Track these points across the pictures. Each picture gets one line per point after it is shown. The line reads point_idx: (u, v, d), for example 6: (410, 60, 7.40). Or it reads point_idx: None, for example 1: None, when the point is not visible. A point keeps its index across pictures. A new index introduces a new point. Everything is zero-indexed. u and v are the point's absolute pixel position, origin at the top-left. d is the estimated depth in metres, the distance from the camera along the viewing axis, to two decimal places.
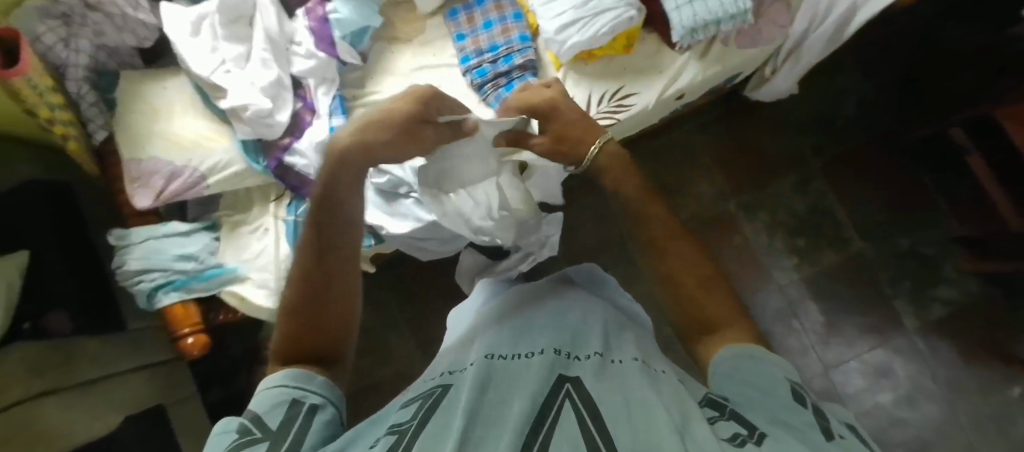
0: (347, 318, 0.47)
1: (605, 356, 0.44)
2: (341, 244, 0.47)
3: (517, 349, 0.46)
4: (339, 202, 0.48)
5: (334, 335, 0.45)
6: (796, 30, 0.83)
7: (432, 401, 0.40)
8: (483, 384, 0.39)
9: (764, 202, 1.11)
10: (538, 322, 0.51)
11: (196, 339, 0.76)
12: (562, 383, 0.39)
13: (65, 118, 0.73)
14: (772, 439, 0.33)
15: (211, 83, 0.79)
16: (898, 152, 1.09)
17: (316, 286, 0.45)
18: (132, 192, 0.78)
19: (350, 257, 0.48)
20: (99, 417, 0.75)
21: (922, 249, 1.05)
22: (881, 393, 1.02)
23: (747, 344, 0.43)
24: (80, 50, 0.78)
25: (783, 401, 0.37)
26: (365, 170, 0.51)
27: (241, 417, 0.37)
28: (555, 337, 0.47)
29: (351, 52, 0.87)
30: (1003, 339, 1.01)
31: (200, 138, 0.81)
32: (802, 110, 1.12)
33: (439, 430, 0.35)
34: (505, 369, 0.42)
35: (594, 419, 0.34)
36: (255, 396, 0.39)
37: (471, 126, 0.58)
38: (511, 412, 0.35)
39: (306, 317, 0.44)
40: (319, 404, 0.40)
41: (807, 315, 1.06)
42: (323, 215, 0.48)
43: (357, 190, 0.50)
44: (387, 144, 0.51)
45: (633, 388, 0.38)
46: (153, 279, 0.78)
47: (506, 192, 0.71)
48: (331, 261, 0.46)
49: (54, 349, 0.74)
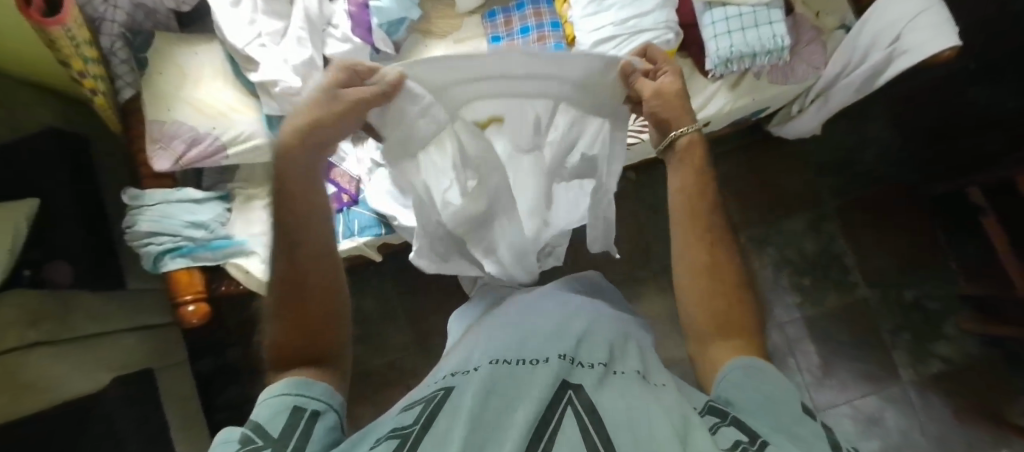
0: (334, 319, 0.47)
1: (608, 366, 0.44)
2: (310, 246, 0.46)
3: (519, 354, 0.45)
4: (288, 201, 0.46)
5: (323, 335, 0.45)
6: (829, 73, 0.83)
7: (436, 403, 0.40)
8: (486, 387, 0.39)
9: (774, 238, 1.11)
10: (539, 328, 0.50)
11: (197, 308, 0.76)
12: (564, 389, 0.39)
13: (95, 72, 0.74)
14: (774, 446, 0.33)
15: (245, 55, 0.80)
16: (912, 204, 1.10)
17: (289, 296, 0.45)
18: (152, 153, 0.77)
19: (328, 262, 0.47)
20: (90, 375, 0.75)
21: (927, 303, 1.06)
22: (870, 441, 1.02)
23: (750, 356, 0.43)
24: (118, 6, 0.78)
25: (788, 409, 0.38)
26: (313, 162, 0.47)
27: (242, 428, 0.37)
28: (559, 343, 0.46)
29: (386, 41, 0.88)
30: (997, 402, 1.01)
31: (226, 107, 0.81)
32: (822, 151, 1.12)
33: (442, 434, 0.35)
34: (509, 374, 0.42)
35: (597, 430, 0.34)
36: (256, 406, 0.39)
37: (395, 82, 0.44)
38: (515, 419, 0.35)
39: (291, 318, 0.45)
40: (320, 410, 0.40)
41: (804, 355, 1.06)
42: (282, 222, 0.46)
43: (311, 186, 0.47)
44: (315, 123, 0.45)
45: (638, 396, 0.38)
46: (162, 243, 0.77)
47: (466, 144, 0.52)
48: (301, 266, 0.46)
49: (54, 298, 0.74)
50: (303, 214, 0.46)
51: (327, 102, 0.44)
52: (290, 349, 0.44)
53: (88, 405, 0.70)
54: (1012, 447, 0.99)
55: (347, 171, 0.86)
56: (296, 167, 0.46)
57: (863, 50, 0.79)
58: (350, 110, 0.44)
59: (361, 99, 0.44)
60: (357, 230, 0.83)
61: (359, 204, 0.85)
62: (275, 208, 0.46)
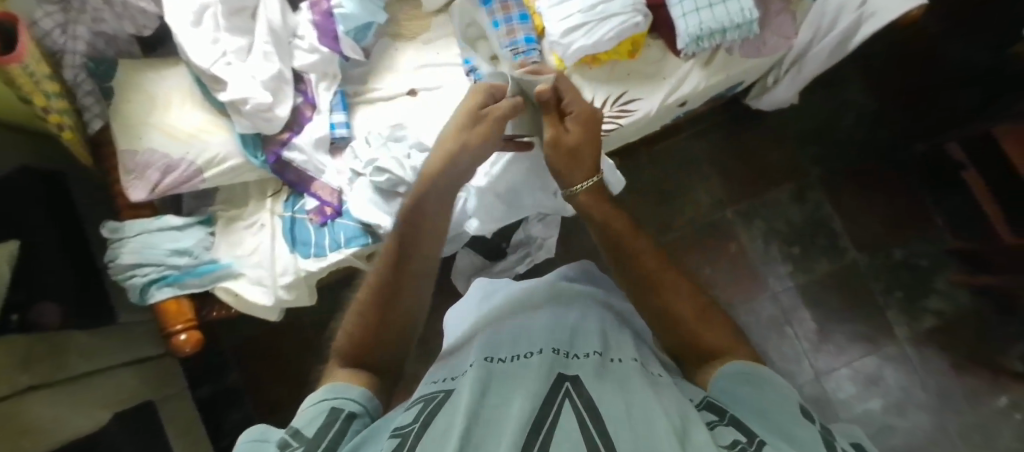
0: (410, 321, 0.49)
1: (605, 355, 0.44)
2: (421, 254, 0.51)
3: (514, 349, 0.45)
4: (423, 213, 0.53)
5: (395, 335, 0.47)
6: (800, 40, 0.83)
7: (433, 404, 0.39)
8: (483, 386, 0.39)
9: (761, 210, 1.12)
10: (536, 320, 0.50)
11: (189, 336, 0.75)
12: (562, 383, 0.39)
13: (60, 107, 0.72)
14: (771, 447, 0.33)
15: (211, 75, 0.77)
16: (894, 163, 1.10)
17: (384, 294, 0.48)
18: (127, 184, 0.76)
19: (425, 277, 0.51)
20: (87, 414, 0.74)
21: (915, 260, 1.07)
22: (871, 400, 1.03)
23: (749, 362, 0.43)
24: (78, 36, 0.77)
25: (786, 415, 0.37)
26: (454, 178, 0.56)
27: (281, 432, 0.38)
28: (553, 336, 0.46)
29: (354, 48, 0.87)
30: (992, 351, 1.02)
31: (197, 130, 0.79)
32: (801, 119, 1.13)
33: (440, 431, 0.35)
34: (506, 372, 0.41)
35: (594, 421, 0.34)
36: (298, 411, 0.40)
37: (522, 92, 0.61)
38: (511, 414, 0.35)
39: (372, 316, 0.47)
40: (357, 412, 0.40)
41: (799, 323, 1.07)
42: (410, 231, 0.51)
43: (444, 207, 0.54)
44: (467, 134, 0.57)
45: (635, 388, 0.38)
46: (146, 273, 0.76)
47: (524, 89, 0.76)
48: (407, 270, 0.49)
49: (41, 340, 0.72)
50: (431, 227, 0.53)
51: (476, 116, 0.58)
52: (360, 341, 0.46)
53: (88, 445, 0.70)
54: (1010, 394, 1.00)
55: (327, 182, 0.84)
56: (441, 180, 0.55)
57: (832, 15, 0.79)
58: (492, 124, 0.58)
59: (499, 114, 0.58)
60: (344, 242, 0.82)
61: (343, 215, 0.84)
62: (410, 218, 0.52)
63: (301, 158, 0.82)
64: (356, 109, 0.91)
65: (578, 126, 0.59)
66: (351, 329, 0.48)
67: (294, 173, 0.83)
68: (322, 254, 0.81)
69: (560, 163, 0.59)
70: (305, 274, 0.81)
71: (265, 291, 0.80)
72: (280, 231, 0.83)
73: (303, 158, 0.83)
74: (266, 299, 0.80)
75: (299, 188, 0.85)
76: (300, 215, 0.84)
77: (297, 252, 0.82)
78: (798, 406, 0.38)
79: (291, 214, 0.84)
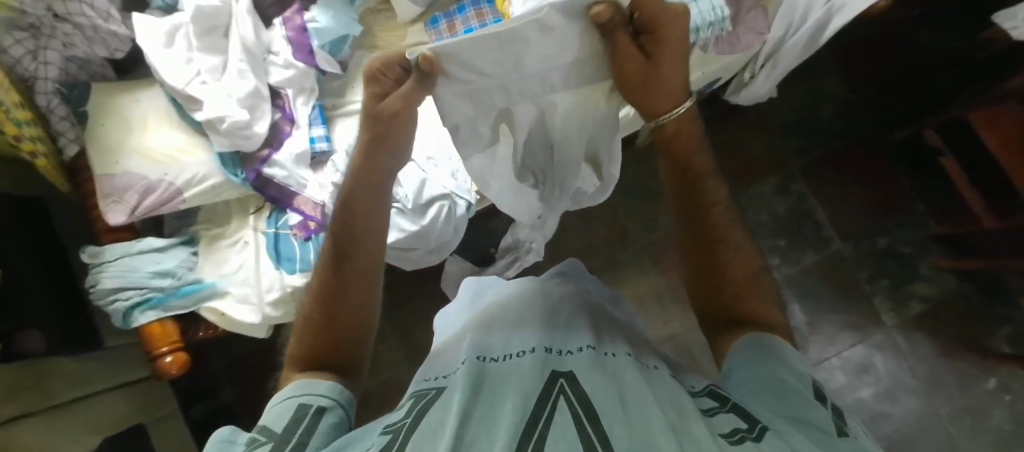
0: (356, 326, 0.48)
1: (598, 349, 0.42)
2: (359, 261, 0.49)
3: (508, 345, 0.44)
4: (357, 217, 0.49)
5: (344, 339, 0.47)
6: (773, 36, 0.85)
7: (426, 402, 0.39)
8: (476, 384, 0.38)
9: (746, 204, 1.12)
10: (529, 316, 0.48)
11: (175, 358, 0.73)
12: (555, 379, 0.38)
13: (32, 134, 0.71)
14: (774, 434, 0.33)
15: (186, 95, 0.77)
16: (876, 153, 1.11)
17: (326, 300, 0.48)
18: (105, 208, 0.76)
19: (370, 279, 0.49)
20: (76, 440, 0.74)
21: (900, 247, 1.08)
22: (863, 388, 1.04)
23: (766, 332, 0.43)
24: (49, 62, 0.75)
25: (800, 398, 0.36)
26: (379, 178, 0.49)
27: (248, 432, 0.38)
28: (545, 333, 0.45)
29: (330, 61, 0.88)
30: (979, 334, 1.03)
31: (175, 152, 0.78)
32: (780, 111, 1.14)
33: (431, 429, 0.35)
34: (497, 371, 0.40)
35: (590, 418, 0.33)
36: (265, 411, 0.40)
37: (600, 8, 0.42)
38: (504, 414, 0.34)
39: (320, 323, 0.47)
40: (327, 405, 0.41)
41: (789, 314, 1.08)
42: (345, 232, 0.49)
43: (379, 207, 0.50)
44: (377, 139, 0.48)
45: (630, 385, 0.37)
46: (129, 297, 0.75)
47: (548, 43, 0.44)
48: (347, 274, 0.48)
49: (24, 370, 0.71)
50: (368, 237, 0.49)
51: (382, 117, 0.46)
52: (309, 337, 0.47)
53: None
54: (998, 376, 1.01)
55: (310, 197, 0.84)
56: (373, 172, 0.49)
57: (802, 10, 0.82)
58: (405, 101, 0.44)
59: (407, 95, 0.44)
60: None
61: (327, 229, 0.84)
62: (342, 222, 0.49)
63: (282, 174, 0.82)
64: (335, 121, 0.91)
65: (667, 52, 0.45)
66: (302, 331, 0.48)
67: (276, 190, 0.83)
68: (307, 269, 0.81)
69: (647, 89, 0.47)
70: (291, 289, 0.80)
71: (252, 310, 0.80)
72: (264, 248, 0.83)
73: (285, 173, 0.83)
74: (252, 318, 0.80)
75: (281, 204, 0.84)
76: (283, 231, 0.84)
77: (282, 268, 0.81)
78: (813, 380, 0.39)
79: (275, 230, 0.84)
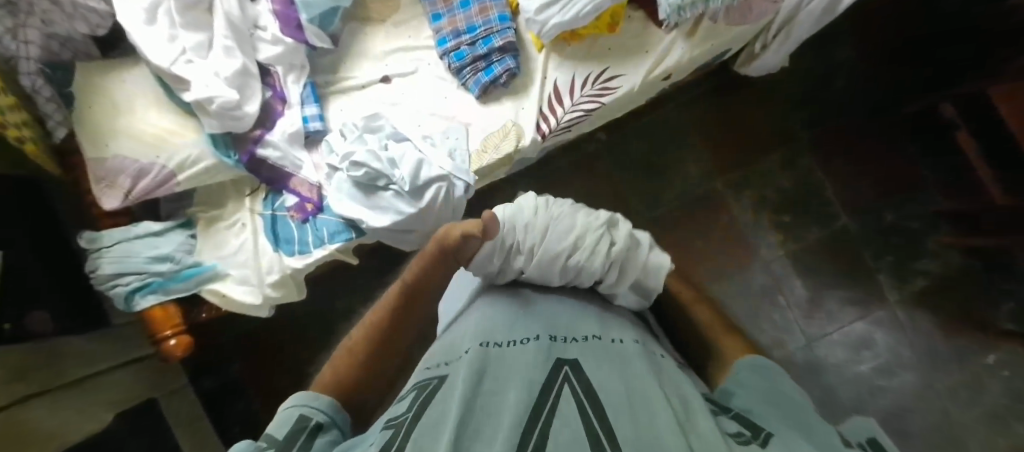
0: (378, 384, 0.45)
1: (604, 337, 0.41)
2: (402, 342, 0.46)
3: (510, 331, 0.41)
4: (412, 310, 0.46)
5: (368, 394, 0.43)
6: (787, 5, 0.80)
7: (427, 393, 0.36)
8: (479, 374, 0.35)
9: (752, 178, 1.11)
10: (534, 307, 0.44)
11: (179, 341, 0.74)
12: (560, 366, 0.36)
13: (15, 120, 0.69)
14: (778, 438, 0.32)
15: (172, 74, 0.74)
16: (884, 121, 1.09)
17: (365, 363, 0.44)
18: (97, 192, 0.74)
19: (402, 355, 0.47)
20: (89, 415, 0.76)
21: (907, 223, 1.06)
22: (863, 363, 1.03)
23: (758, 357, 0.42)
24: (29, 41, 0.72)
25: (801, 411, 0.35)
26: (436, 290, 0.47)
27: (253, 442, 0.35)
28: (549, 321, 0.42)
29: (320, 36, 0.85)
30: (982, 310, 1.02)
31: (164, 133, 0.77)
32: (792, 80, 1.10)
33: (432, 420, 0.32)
34: (502, 357, 0.38)
35: (594, 408, 0.32)
36: (274, 418, 0.38)
37: None
38: (507, 405, 0.32)
39: (351, 375, 0.43)
40: (323, 423, 0.38)
41: (792, 291, 1.07)
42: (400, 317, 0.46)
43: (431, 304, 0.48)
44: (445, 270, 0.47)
45: (635, 374, 0.36)
46: (129, 282, 0.75)
47: None
48: (389, 352, 0.45)
49: (36, 350, 0.72)
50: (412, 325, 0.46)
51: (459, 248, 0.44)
52: (342, 381, 0.42)
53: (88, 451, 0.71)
54: (998, 352, 1.00)
55: (306, 178, 0.83)
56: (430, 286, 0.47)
57: None
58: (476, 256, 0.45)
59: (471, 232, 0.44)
60: (327, 238, 0.81)
61: (324, 211, 0.83)
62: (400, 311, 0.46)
63: (276, 156, 0.81)
64: (328, 100, 0.89)
65: None
66: (331, 371, 0.43)
67: (269, 172, 0.81)
68: (305, 251, 0.81)
69: None
70: (290, 271, 0.80)
71: (251, 291, 0.80)
72: (262, 230, 0.82)
73: (277, 154, 0.81)
74: (252, 297, 0.80)
75: (278, 186, 0.83)
76: (280, 213, 0.82)
77: (280, 250, 0.81)
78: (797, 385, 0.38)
79: (272, 212, 0.83)
